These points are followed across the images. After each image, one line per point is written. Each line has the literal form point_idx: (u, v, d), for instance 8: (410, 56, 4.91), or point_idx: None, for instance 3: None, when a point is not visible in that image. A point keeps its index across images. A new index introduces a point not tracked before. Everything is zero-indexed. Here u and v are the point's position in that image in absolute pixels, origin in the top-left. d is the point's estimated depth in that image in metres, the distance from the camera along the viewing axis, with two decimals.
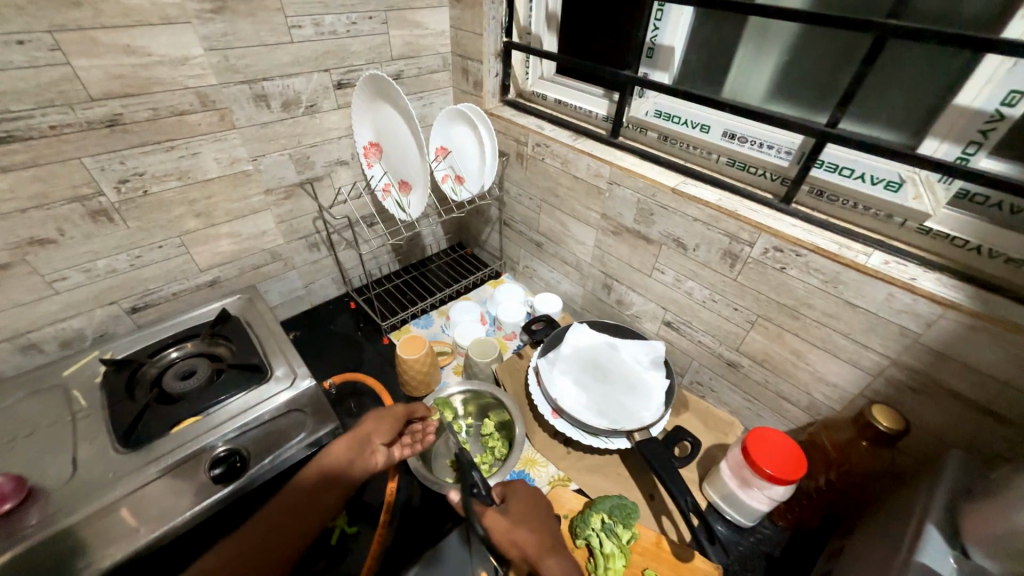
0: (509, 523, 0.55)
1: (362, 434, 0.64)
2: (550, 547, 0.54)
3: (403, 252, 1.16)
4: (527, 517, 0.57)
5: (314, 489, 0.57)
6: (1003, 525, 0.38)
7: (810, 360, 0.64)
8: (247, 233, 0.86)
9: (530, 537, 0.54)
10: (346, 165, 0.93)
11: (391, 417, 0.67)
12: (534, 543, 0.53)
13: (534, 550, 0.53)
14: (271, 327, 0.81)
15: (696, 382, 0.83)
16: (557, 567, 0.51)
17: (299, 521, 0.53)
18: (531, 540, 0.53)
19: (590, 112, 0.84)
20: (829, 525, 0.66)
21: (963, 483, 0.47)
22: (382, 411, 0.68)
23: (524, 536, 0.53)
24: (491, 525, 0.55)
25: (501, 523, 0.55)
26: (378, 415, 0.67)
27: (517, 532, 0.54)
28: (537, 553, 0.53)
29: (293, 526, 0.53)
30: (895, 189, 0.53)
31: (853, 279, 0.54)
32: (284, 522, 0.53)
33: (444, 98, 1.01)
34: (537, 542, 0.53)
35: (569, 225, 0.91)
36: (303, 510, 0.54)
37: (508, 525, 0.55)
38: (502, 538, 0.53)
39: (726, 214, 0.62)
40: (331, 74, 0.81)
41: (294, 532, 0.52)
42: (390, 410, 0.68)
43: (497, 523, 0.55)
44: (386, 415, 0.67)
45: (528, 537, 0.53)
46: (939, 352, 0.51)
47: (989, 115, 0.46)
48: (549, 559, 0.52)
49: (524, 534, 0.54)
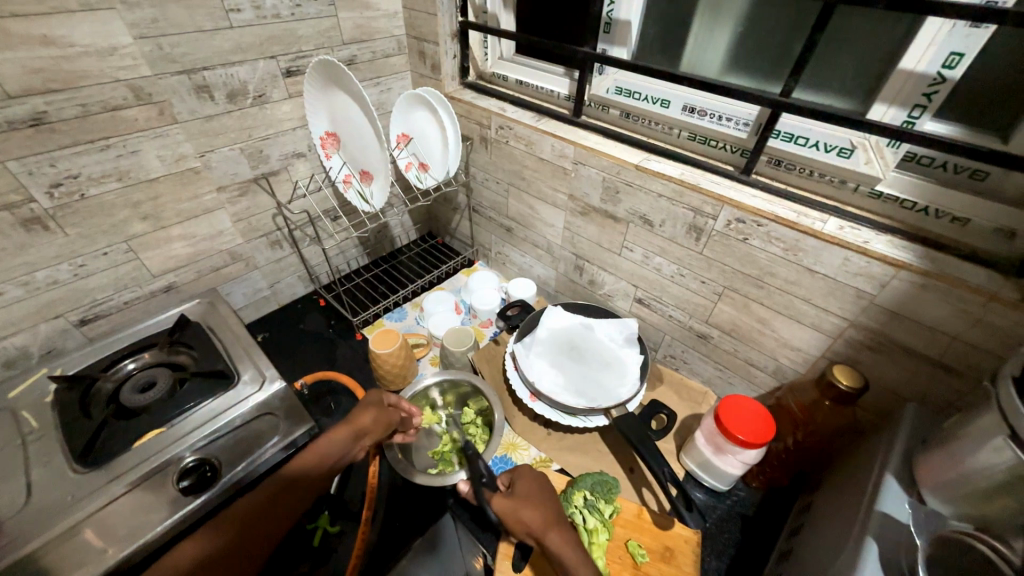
0: (516, 504, 0.55)
1: (360, 429, 0.61)
2: (556, 521, 0.53)
3: (370, 245, 1.13)
4: (533, 498, 0.56)
5: (295, 484, 0.56)
6: (957, 470, 0.40)
7: (775, 327, 0.65)
8: (202, 234, 0.81)
9: (536, 514, 0.53)
10: (304, 157, 0.89)
11: (391, 422, 0.65)
12: (537, 519, 0.53)
13: (539, 526, 0.52)
14: (235, 331, 0.78)
15: (669, 356, 0.85)
16: (562, 539, 0.51)
17: (275, 517, 0.53)
18: (536, 517, 0.53)
19: (551, 91, 0.83)
20: (799, 483, 0.69)
21: (920, 436, 0.50)
22: (384, 408, 0.66)
23: (529, 514, 0.53)
24: (501, 507, 0.55)
25: (508, 503, 0.55)
26: (382, 414, 0.64)
27: (525, 510, 0.54)
28: (542, 528, 0.52)
29: (267, 523, 0.52)
30: (847, 155, 0.54)
31: (812, 246, 0.55)
32: (261, 518, 0.52)
33: (402, 82, 0.98)
34: (541, 517, 0.53)
35: (537, 208, 0.90)
36: (279, 507, 0.54)
37: (514, 503, 0.55)
38: (510, 517, 0.54)
39: (689, 188, 0.63)
40: (278, 62, 0.76)
41: (270, 529, 0.52)
42: (391, 412, 0.66)
43: (505, 503, 0.55)
44: (386, 416, 0.65)
45: (531, 514, 0.53)
46: (893, 311, 0.53)
47: (931, 78, 0.47)
48: (553, 532, 0.51)
49: (530, 510, 0.54)
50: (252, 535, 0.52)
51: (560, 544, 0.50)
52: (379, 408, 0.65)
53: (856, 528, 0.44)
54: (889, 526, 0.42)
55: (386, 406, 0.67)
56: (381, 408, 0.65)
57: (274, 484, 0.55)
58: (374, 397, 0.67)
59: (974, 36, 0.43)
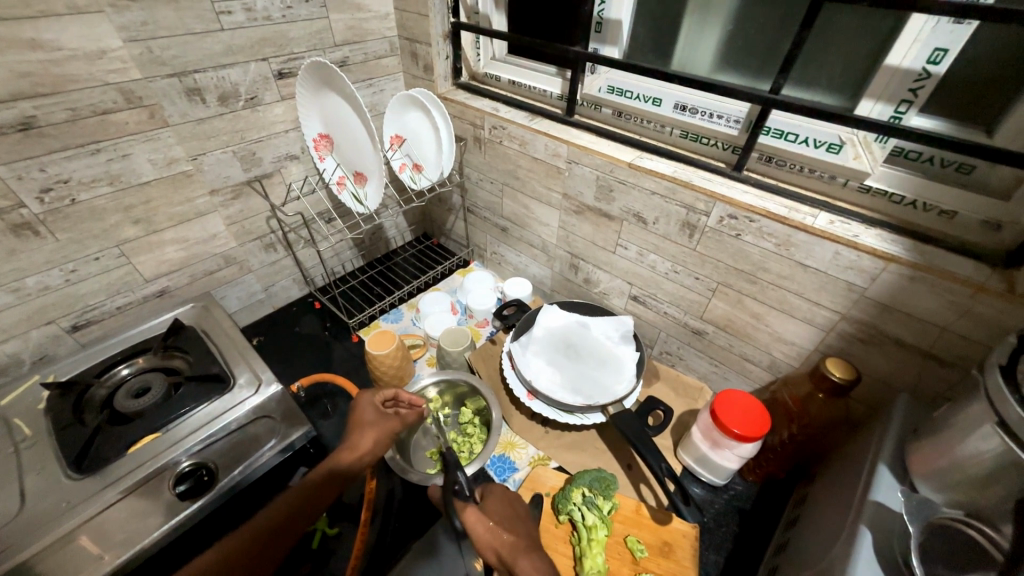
0: (486, 525, 0.52)
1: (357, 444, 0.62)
2: (526, 546, 0.51)
3: (365, 247, 1.12)
4: (506, 520, 0.54)
5: (310, 497, 0.56)
6: (947, 459, 0.41)
7: (769, 322, 0.66)
8: (195, 237, 0.81)
9: (506, 538, 0.51)
10: (297, 159, 0.89)
11: (392, 433, 0.64)
12: (508, 543, 0.50)
13: (509, 551, 0.50)
14: (230, 334, 0.77)
15: (665, 353, 0.85)
16: (533, 566, 0.49)
17: (288, 532, 0.54)
18: (507, 542, 0.51)
19: (544, 91, 0.83)
20: (794, 475, 0.70)
21: (912, 425, 0.51)
22: (381, 421, 0.65)
23: (499, 537, 0.51)
24: (470, 527, 0.52)
25: (479, 525, 0.52)
26: (379, 428, 0.64)
27: (494, 533, 0.51)
28: (512, 556, 0.50)
29: (280, 539, 0.53)
30: (836, 151, 0.55)
31: (803, 240, 0.56)
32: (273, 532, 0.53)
33: (395, 84, 0.98)
34: (513, 542, 0.51)
35: (532, 207, 0.90)
36: (292, 521, 0.54)
37: (485, 525, 0.52)
38: (479, 538, 0.51)
39: (682, 185, 0.63)
40: (270, 64, 0.76)
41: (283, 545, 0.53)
42: (389, 420, 0.65)
43: (476, 522, 0.52)
44: (382, 427, 0.64)
45: (503, 538, 0.51)
46: (883, 304, 0.54)
47: (917, 73, 0.48)
48: (523, 559, 0.49)
49: (502, 534, 0.51)
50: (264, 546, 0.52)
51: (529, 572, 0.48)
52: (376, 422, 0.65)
53: (850, 518, 0.45)
54: (883, 514, 0.43)
55: (381, 416, 0.66)
56: (377, 422, 0.65)
57: (290, 499, 0.56)
58: (368, 415, 0.66)
59: (957, 32, 0.44)
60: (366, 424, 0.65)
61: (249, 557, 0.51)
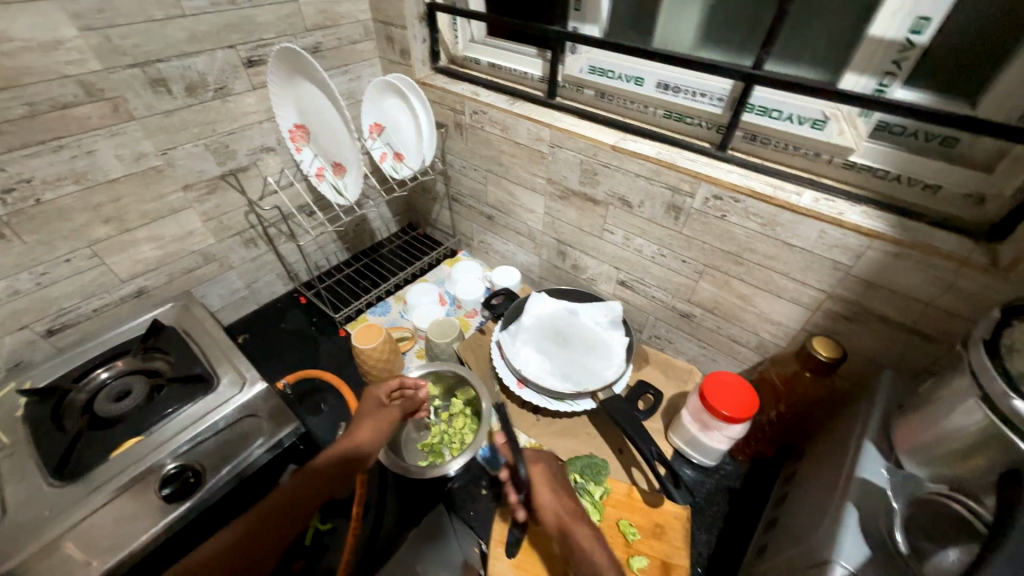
0: (551, 490, 0.57)
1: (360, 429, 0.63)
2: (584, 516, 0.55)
3: (350, 239, 1.10)
4: (565, 488, 0.59)
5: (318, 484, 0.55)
6: (937, 432, 0.41)
7: (755, 303, 0.66)
8: (170, 234, 0.79)
9: (569, 505, 0.56)
10: (273, 151, 0.86)
11: (390, 422, 0.65)
12: (570, 509, 0.55)
13: (569, 517, 0.54)
14: (212, 333, 0.76)
15: (655, 336, 0.85)
16: (589, 535, 0.52)
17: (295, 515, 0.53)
18: (569, 508, 0.55)
19: (525, 73, 0.81)
20: (783, 454, 0.70)
21: (897, 399, 0.51)
22: (382, 410, 0.66)
23: (563, 503, 0.56)
24: (536, 485, 0.58)
25: (546, 489, 0.57)
26: (380, 419, 0.64)
27: (559, 499, 0.56)
28: (571, 522, 0.54)
29: (283, 526, 0.52)
30: (820, 127, 0.54)
31: (788, 219, 0.55)
32: (292, 509, 0.53)
33: (372, 70, 0.95)
34: (572, 510, 0.55)
35: (517, 194, 0.88)
36: (307, 502, 0.54)
37: (550, 488, 0.57)
38: (542, 498, 0.56)
39: (666, 167, 0.62)
40: (238, 51, 0.73)
41: (290, 528, 0.52)
42: (388, 412, 0.66)
43: (540, 483, 0.58)
44: (384, 416, 0.65)
45: (564, 503, 0.56)
46: (868, 281, 0.54)
47: (901, 44, 0.47)
48: (581, 526, 0.53)
49: (564, 501, 0.56)
50: (265, 533, 0.51)
51: (586, 539, 0.52)
52: (376, 412, 0.66)
53: (837, 496, 0.44)
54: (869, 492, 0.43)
55: (383, 407, 0.67)
56: (381, 414, 0.65)
57: (301, 482, 0.54)
58: (369, 405, 0.67)
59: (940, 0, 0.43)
60: (365, 415, 0.65)
61: (258, 539, 0.50)
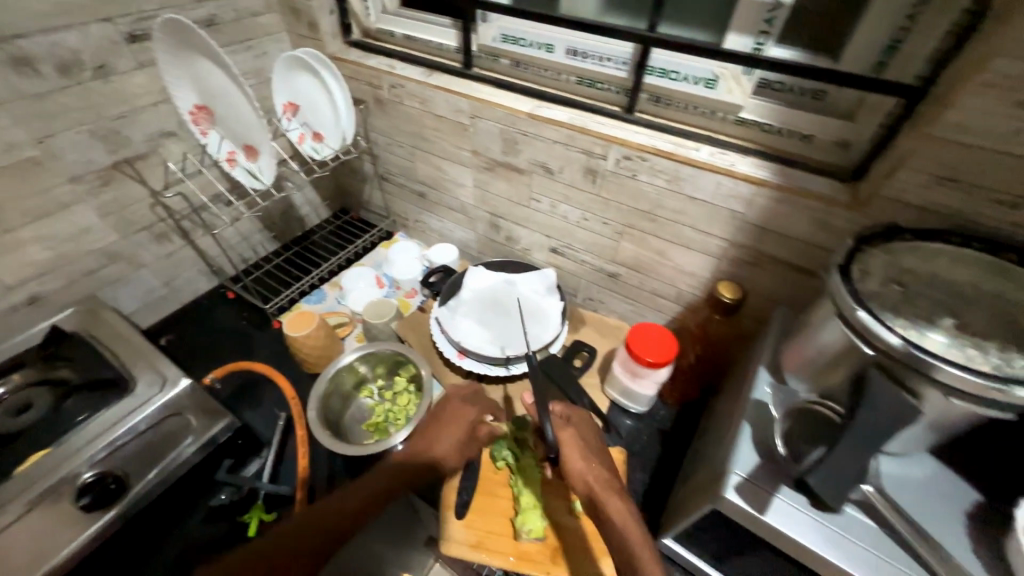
0: (582, 458, 0.57)
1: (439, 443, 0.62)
2: (617, 487, 0.55)
3: (278, 227, 1.05)
4: (598, 455, 0.59)
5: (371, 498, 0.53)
6: (807, 351, 0.46)
7: (671, 257, 0.70)
8: (62, 233, 0.72)
9: (599, 473, 0.56)
10: (176, 137, 0.80)
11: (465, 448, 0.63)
12: (601, 479, 0.55)
13: (600, 487, 0.55)
14: (124, 334, 0.70)
15: (589, 299, 0.89)
16: (623, 507, 0.53)
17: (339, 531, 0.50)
18: (600, 478, 0.55)
19: (441, 44, 0.80)
20: (706, 394, 0.77)
21: (786, 328, 0.57)
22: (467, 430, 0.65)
23: (593, 472, 0.56)
24: (562, 449, 0.58)
25: (575, 455, 0.57)
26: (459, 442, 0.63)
27: (590, 468, 0.56)
28: (602, 491, 0.54)
29: (325, 539, 0.49)
30: (712, 85, 0.59)
31: (689, 173, 0.60)
32: (337, 522, 0.51)
33: (280, 45, 0.89)
34: (604, 480, 0.55)
35: (445, 168, 0.88)
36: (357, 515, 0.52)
37: (580, 455, 0.57)
38: (573, 465, 0.56)
39: (579, 131, 0.64)
40: (116, 25, 0.66)
41: (331, 541, 0.49)
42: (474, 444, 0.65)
43: (571, 451, 0.58)
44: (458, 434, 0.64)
45: (595, 473, 0.56)
46: (760, 226, 0.59)
47: (771, 3, 0.51)
48: (614, 498, 0.54)
49: (595, 468, 0.56)
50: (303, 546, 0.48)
51: (620, 511, 0.52)
52: (455, 427, 0.64)
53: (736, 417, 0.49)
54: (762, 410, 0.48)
55: (473, 429, 0.66)
56: (456, 430, 0.64)
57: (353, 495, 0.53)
58: (453, 419, 0.65)
59: None
60: (444, 429, 0.64)
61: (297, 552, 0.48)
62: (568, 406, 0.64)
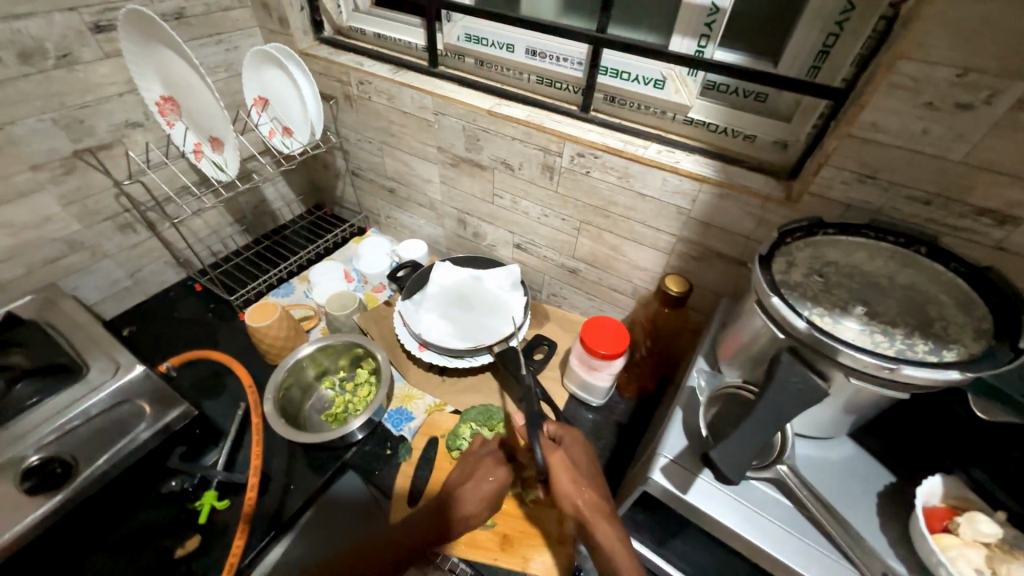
0: (573, 479, 0.50)
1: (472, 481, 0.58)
2: (608, 512, 0.50)
3: (248, 221, 1.05)
4: (587, 473, 0.52)
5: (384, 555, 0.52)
6: (740, 340, 0.48)
7: (625, 253, 0.72)
8: (22, 220, 0.72)
9: (591, 496, 0.50)
10: (142, 127, 0.80)
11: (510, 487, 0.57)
12: (592, 504, 0.49)
13: (591, 512, 0.49)
14: (82, 323, 0.70)
15: (553, 295, 0.90)
16: (613, 534, 0.48)
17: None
18: (590, 501, 0.49)
19: (409, 43, 0.81)
20: (660, 387, 0.79)
21: (725, 319, 0.60)
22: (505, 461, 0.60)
23: (586, 494, 0.50)
24: (551, 470, 0.50)
25: (565, 477, 0.50)
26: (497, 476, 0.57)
27: (579, 490, 0.50)
28: (593, 517, 0.49)
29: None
30: (660, 86, 0.60)
31: (638, 170, 0.62)
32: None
33: (252, 40, 0.90)
34: (596, 504, 0.49)
35: (412, 164, 0.89)
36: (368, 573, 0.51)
37: (570, 476, 0.51)
38: (562, 486, 0.50)
39: (535, 128, 0.66)
40: (81, 15, 0.67)
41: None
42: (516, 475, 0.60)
43: (560, 471, 0.50)
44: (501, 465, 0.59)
45: (587, 498, 0.49)
46: (704, 222, 0.61)
47: (709, 9, 0.53)
48: (604, 524, 0.48)
49: (587, 492, 0.50)
50: None
51: (609, 539, 0.47)
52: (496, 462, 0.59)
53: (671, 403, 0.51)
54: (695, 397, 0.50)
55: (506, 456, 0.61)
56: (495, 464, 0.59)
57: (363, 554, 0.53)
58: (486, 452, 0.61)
59: None
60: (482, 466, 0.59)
61: None
62: (559, 426, 0.57)
